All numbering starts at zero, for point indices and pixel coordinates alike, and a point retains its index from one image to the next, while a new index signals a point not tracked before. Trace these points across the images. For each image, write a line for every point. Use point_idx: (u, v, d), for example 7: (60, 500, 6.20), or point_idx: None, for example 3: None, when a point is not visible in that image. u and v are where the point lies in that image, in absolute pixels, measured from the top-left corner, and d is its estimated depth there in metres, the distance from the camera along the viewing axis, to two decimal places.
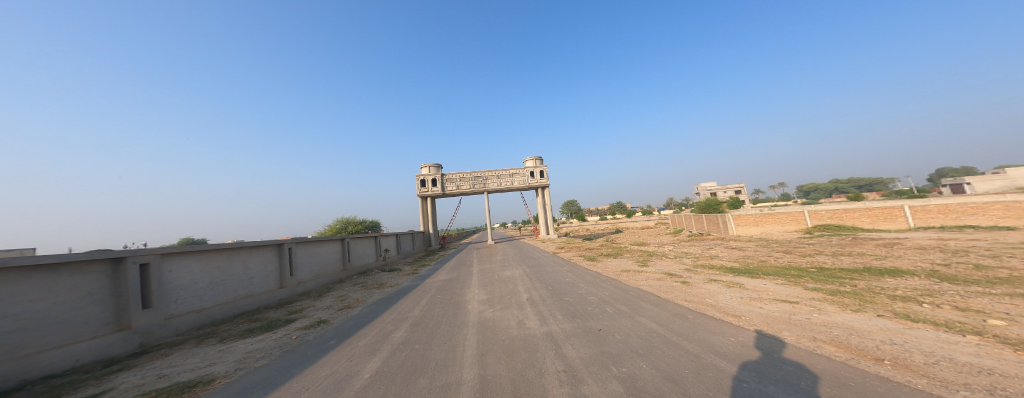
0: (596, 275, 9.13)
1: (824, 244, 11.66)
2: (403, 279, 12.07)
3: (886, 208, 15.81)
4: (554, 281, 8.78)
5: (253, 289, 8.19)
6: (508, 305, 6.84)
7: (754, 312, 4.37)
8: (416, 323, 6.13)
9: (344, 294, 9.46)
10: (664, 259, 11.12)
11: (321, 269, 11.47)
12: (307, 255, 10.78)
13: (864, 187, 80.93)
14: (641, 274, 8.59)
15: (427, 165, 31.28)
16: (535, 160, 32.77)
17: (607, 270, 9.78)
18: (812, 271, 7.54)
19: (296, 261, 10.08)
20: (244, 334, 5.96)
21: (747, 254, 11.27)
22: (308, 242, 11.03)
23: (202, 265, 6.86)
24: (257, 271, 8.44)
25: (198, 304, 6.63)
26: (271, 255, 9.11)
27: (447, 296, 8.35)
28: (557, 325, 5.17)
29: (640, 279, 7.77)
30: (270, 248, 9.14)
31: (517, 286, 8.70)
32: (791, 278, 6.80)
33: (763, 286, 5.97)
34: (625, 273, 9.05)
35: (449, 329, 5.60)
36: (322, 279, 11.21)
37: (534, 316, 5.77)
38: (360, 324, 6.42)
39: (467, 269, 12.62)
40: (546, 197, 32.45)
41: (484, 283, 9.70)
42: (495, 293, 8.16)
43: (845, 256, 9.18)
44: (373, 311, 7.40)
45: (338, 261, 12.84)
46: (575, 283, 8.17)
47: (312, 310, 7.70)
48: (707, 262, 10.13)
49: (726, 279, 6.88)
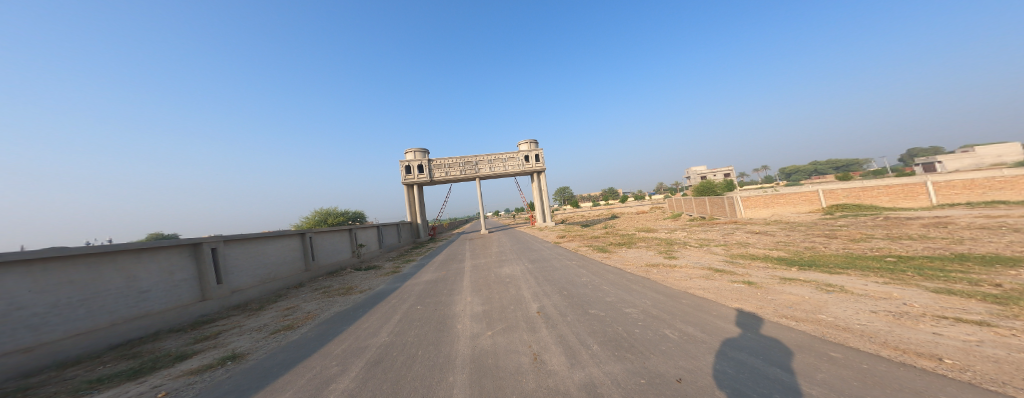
0: (617, 271, 7.31)
1: (862, 227, 10.32)
2: (377, 280, 9.89)
3: (906, 184, 14.81)
4: (567, 283, 6.92)
5: (147, 308, 5.87)
6: (513, 324, 4.93)
7: (946, 347, 2.53)
8: (378, 360, 4.13)
9: (293, 305, 7.26)
10: (689, 249, 9.44)
11: (270, 272, 9.17)
12: (248, 255, 8.41)
13: (842, 168, 83.48)
14: (677, 270, 6.80)
15: (412, 150, 28.24)
16: (528, 142, 30.57)
17: (629, 264, 7.97)
18: (895, 262, 5.95)
19: (228, 265, 7.70)
20: (75, 395, 3.65)
21: (781, 239, 9.81)
22: (249, 240, 8.62)
23: (26, 283, 4.43)
24: (154, 283, 6.10)
25: (30, 341, 4.33)
26: (183, 259, 6.72)
27: (428, 308, 6.31)
28: (600, 367, 3.25)
29: (682, 279, 5.95)
30: (180, 250, 6.73)
31: (520, 291, 6.79)
32: (886, 274, 5.15)
33: (877, 289, 4.21)
34: (654, 268, 7.25)
35: (425, 375, 3.63)
36: (272, 285, 8.93)
37: (557, 348, 3.86)
38: (287, 361, 4.30)
39: (457, 266, 10.58)
40: (539, 183, 30.51)
41: (478, 285, 7.72)
42: (494, 301, 6.21)
43: (909, 241, 7.73)
44: (320, 336, 5.26)
45: (298, 261, 10.55)
46: (600, 287, 6.31)
47: (230, 334, 5.41)
48: (743, 251, 8.54)
49: (803, 277, 5.13)
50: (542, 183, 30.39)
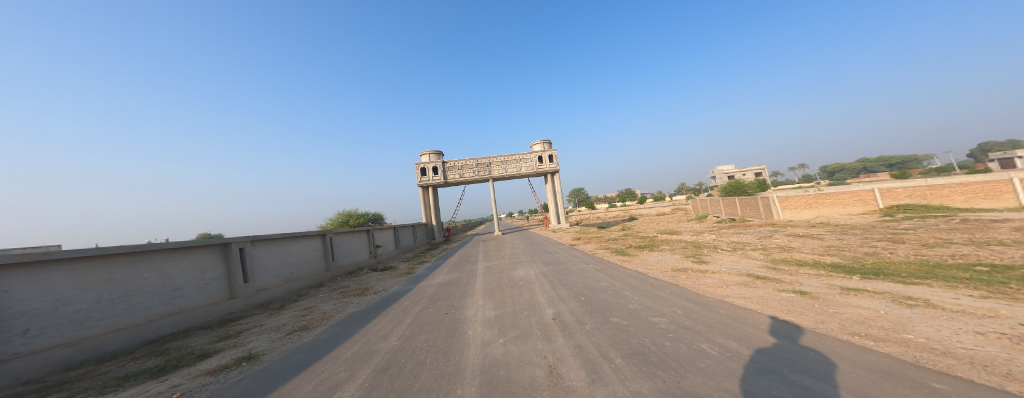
0: (641, 276, 6.72)
1: (932, 231, 8.95)
2: (393, 281, 9.87)
3: (985, 182, 12.85)
4: (584, 287, 6.44)
5: (180, 305, 6.00)
6: (527, 331, 4.56)
7: None
8: (385, 367, 3.90)
9: (311, 305, 7.29)
10: (721, 253, 8.58)
11: (293, 271, 9.38)
12: (272, 255, 8.62)
13: (896, 166, 75.51)
14: (710, 275, 6.11)
15: (428, 152, 28.72)
16: (544, 143, 30.07)
17: (653, 269, 7.33)
18: (988, 271, 4.95)
19: (254, 264, 7.89)
20: (100, 392, 3.56)
21: (832, 244, 8.70)
22: (273, 240, 8.85)
23: (70, 280, 4.58)
24: (187, 281, 6.26)
25: (73, 335, 4.45)
26: (214, 259, 6.90)
27: (439, 312, 6.07)
28: (626, 386, 2.80)
29: (717, 286, 5.29)
30: (211, 250, 6.91)
31: (535, 295, 6.40)
32: (981, 286, 4.24)
33: (973, 305, 3.42)
34: (682, 273, 6.58)
35: (433, 387, 3.31)
36: (294, 285, 9.12)
37: (576, 361, 3.43)
38: (298, 364, 4.17)
39: (470, 268, 10.34)
40: (556, 184, 29.87)
41: (491, 288, 7.40)
42: (508, 306, 5.86)
43: (1000, 246, 6.52)
44: (333, 338, 5.13)
45: (318, 261, 10.76)
46: (621, 292, 5.77)
47: (250, 334, 5.39)
48: (785, 256, 7.62)
49: (869, 287, 4.35)
50: (559, 184, 29.76)
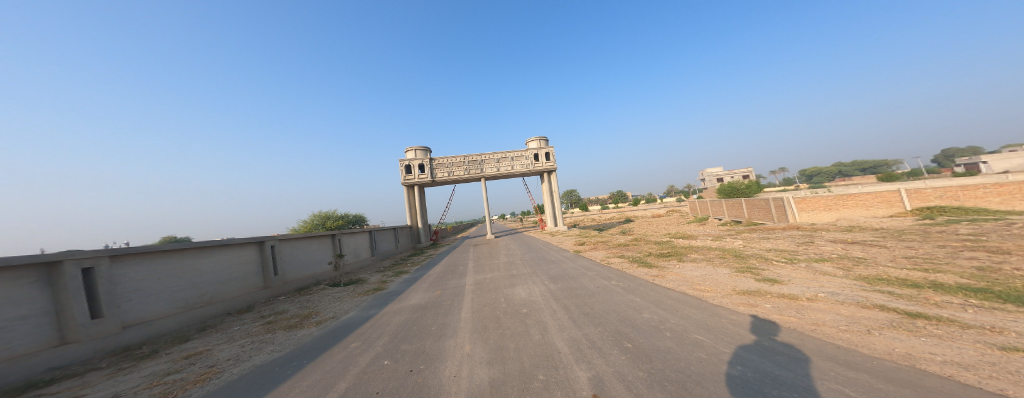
0: (704, 303, 4.62)
1: (1010, 237, 7.54)
2: (347, 303, 7.36)
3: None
4: (623, 323, 4.31)
5: None
6: None
7: None
8: None
9: (200, 351, 4.75)
10: (779, 265, 6.67)
11: (201, 293, 6.71)
12: (161, 272, 5.97)
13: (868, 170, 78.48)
14: (815, 306, 4.07)
15: (414, 148, 25.95)
16: (539, 140, 27.85)
17: (711, 290, 5.26)
18: None
19: (118, 289, 5.24)
20: None
21: (909, 254, 7.00)
22: (167, 251, 6.19)
23: None
24: None
25: None
26: (23, 288, 4.26)
27: (395, 372, 3.70)
28: None
29: (856, 331, 3.24)
30: (19, 275, 4.26)
31: (550, 339, 4.18)
32: None
33: None
34: (762, 300, 4.54)
35: None
36: (199, 313, 6.46)
37: None
38: None
39: (456, 284, 7.95)
40: (552, 184, 27.85)
41: (481, 320, 5.11)
42: (509, 367, 3.61)
43: None
44: None
45: (249, 277, 8.08)
46: (694, 340, 3.58)
47: None
48: (874, 272, 5.74)
49: None
50: (555, 184, 27.69)
